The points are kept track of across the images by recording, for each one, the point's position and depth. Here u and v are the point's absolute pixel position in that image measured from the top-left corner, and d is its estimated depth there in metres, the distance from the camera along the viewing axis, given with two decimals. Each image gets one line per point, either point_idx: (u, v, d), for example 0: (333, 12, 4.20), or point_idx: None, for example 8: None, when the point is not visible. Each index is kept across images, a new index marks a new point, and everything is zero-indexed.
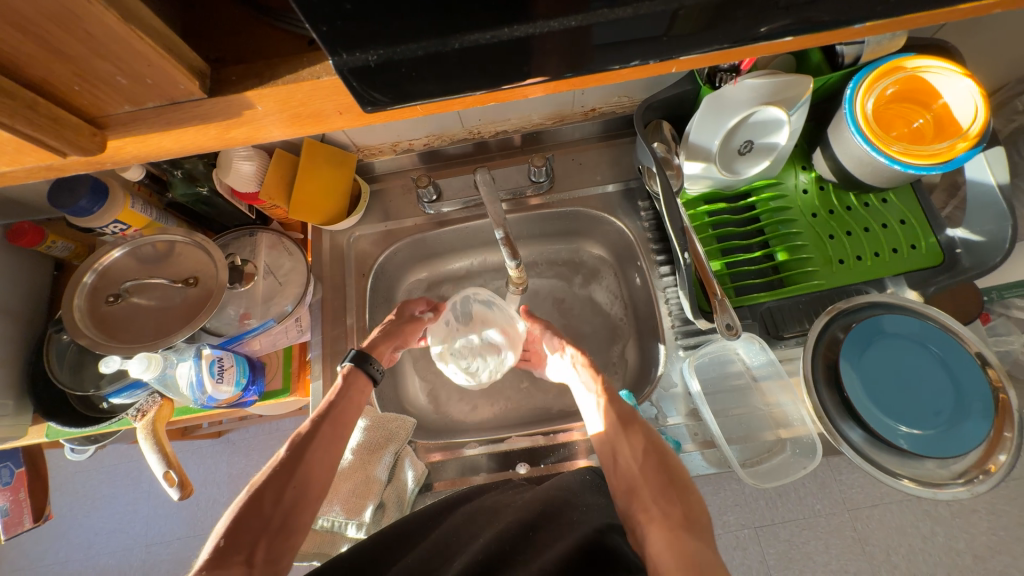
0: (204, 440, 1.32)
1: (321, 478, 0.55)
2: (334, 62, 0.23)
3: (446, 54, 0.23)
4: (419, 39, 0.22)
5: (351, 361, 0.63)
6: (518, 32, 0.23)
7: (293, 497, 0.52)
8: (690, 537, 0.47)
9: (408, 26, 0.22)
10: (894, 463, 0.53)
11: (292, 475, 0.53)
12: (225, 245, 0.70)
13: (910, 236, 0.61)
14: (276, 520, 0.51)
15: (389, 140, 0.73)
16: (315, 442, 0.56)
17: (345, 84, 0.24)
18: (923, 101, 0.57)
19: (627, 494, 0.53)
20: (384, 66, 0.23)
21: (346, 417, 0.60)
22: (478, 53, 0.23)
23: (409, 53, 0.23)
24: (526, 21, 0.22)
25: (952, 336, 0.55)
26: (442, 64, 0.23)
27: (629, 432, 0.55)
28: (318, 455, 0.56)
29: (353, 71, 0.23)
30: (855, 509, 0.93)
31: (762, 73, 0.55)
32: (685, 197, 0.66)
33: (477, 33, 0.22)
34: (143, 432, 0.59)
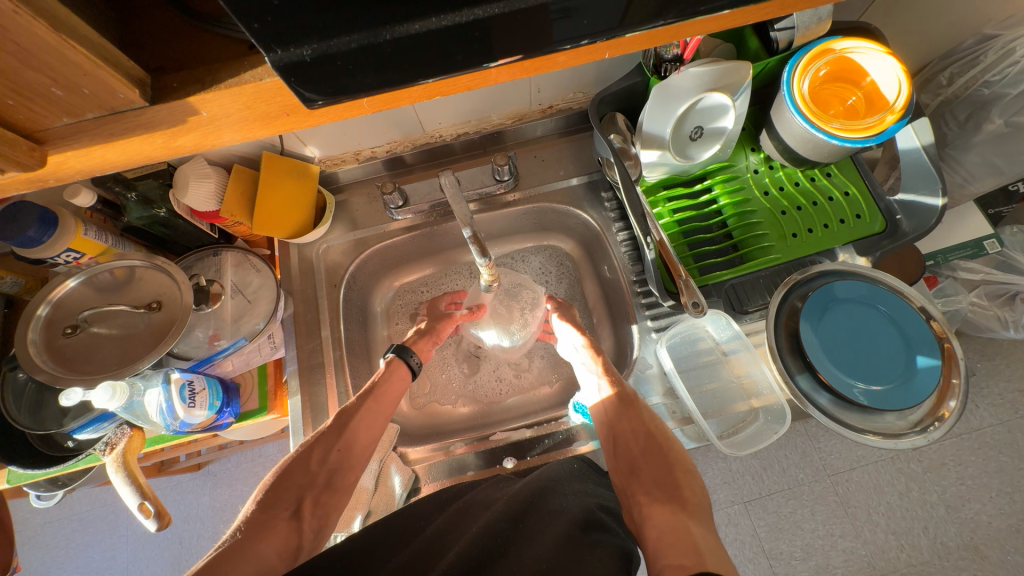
0: (183, 475, 1.27)
1: (363, 447, 0.59)
2: (270, 59, 0.23)
3: (379, 45, 0.24)
4: (351, 32, 0.23)
5: (393, 352, 0.67)
6: (446, 21, 0.23)
7: (337, 460, 0.57)
8: (693, 523, 0.47)
9: (339, 19, 0.22)
10: (859, 422, 0.55)
11: (336, 441, 0.57)
12: (189, 267, 0.69)
13: (855, 206, 0.65)
14: (321, 477, 0.56)
15: (351, 148, 0.74)
16: (364, 412, 0.60)
17: (284, 82, 0.25)
18: (853, 79, 0.61)
19: (627, 476, 0.55)
20: (319, 60, 0.24)
21: (387, 398, 0.63)
22: (411, 44, 0.24)
23: (343, 47, 0.23)
24: (454, 10, 0.23)
25: (899, 297, 0.59)
26: (376, 55, 0.24)
27: (629, 414, 0.58)
28: (362, 429, 0.59)
29: (290, 67, 0.24)
30: (835, 474, 0.97)
31: (704, 61, 0.57)
32: (645, 184, 0.68)
33: (407, 24, 0.23)
34: (114, 466, 0.57)
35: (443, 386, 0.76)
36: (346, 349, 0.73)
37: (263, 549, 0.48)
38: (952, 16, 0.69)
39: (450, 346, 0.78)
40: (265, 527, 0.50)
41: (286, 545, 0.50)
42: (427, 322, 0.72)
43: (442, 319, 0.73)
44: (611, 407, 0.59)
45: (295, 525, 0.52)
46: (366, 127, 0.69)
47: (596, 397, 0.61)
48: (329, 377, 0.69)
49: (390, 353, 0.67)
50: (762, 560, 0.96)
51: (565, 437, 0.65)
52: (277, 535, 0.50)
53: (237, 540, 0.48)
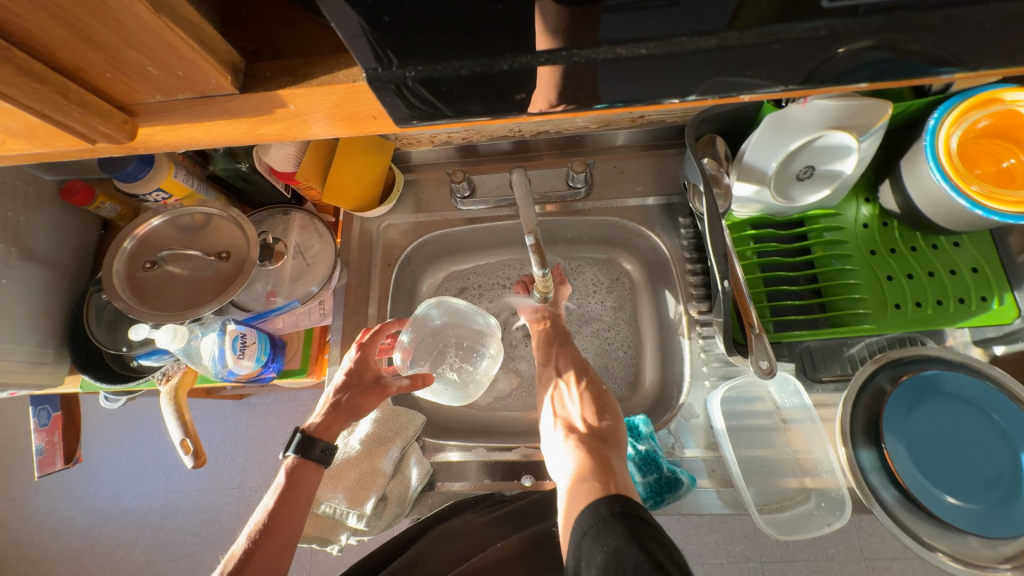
0: (226, 401, 1.37)
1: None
2: (369, 75, 0.22)
3: (492, 75, 0.22)
4: (461, 58, 0.22)
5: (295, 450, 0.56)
6: (575, 57, 0.22)
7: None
8: (611, 454, 0.55)
9: (453, 44, 0.21)
10: (932, 536, 0.48)
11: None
12: (260, 222, 0.72)
13: (982, 287, 0.55)
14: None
15: (427, 132, 0.71)
16: (263, 552, 0.51)
17: (370, 92, 0.23)
18: (1018, 139, 0.51)
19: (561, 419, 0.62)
20: (421, 83, 0.22)
21: (291, 520, 0.53)
22: (529, 76, 0.22)
23: (450, 72, 0.22)
24: (586, 47, 0.21)
25: (1020, 408, 0.49)
26: (486, 85, 0.23)
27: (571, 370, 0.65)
28: (263, 564, 0.50)
29: (393, 85, 0.22)
30: (874, 561, 0.87)
31: (834, 93, 0.50)
32: (730, 219, 0.62)
33: (525, 57, 0.22)
34: (166, 397, 0.61)
35: None
36: None
37: None
38: None
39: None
40: None
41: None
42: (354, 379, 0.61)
43: (366, 390, 0.61)
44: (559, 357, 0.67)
45: None
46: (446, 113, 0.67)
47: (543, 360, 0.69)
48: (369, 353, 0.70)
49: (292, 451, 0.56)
50: None
51: None
52: None
53: None
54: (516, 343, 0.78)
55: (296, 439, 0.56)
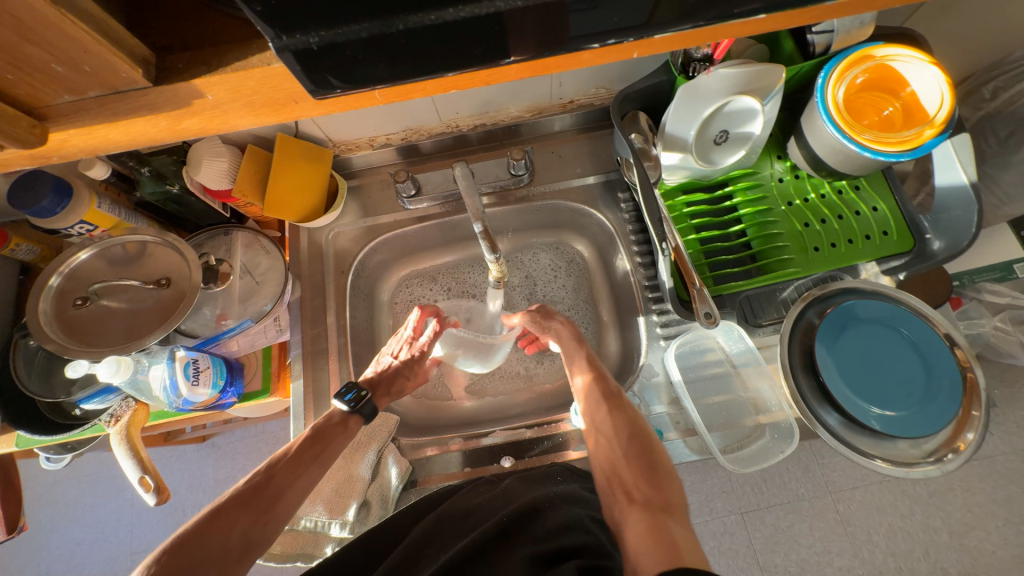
0: (188, 445, 1.29)
1: (282, 518, 0.53)
2: (275, 44, 0.22)
3: (391, 35, 0.22)
4: (360, 21, 0.22)
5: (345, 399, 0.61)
6: (463, 12, 0.22)
7: (259, 532, 0.51)
8: (672, 522, 0.49)
9: (349, 8, 0.21)
10: (870, 447, 0.54)
11: (264, 497, 0.53)
12: (199, 245, 0.69)
13: (882, 222, 0.62)
14: (235, 549, 0.49)
15: (365, 134, 0.73)
16: (299, 472, 0.56)
17: (285, 71, 0.24)
18: (892, 89, 0.58)
19: (608, 476, 0.56)
20: (326, 48, 0.22)
21: (328, 455, 0.58)
22: (428, 33, 0.23)
23: (352, 35, 0.22)
24: (472, 1, 0.22)
25: (924, 321, 0.56)
26: (389, 45, 0.23)
27: (614, 415, 0.58)
28: (294, 486, 0.55)
29: (296, 53, 0.22)
30: (838, 492, 0.95)
31: (735, 62, 0.55)
32: (663, 188, 0.66)
33: (421, 14, 0.22)
34: (117, 437, 0.58)
35: (446, 379, 0.76)
36: (350, 337, 0.72)
37: None
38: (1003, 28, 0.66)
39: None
40: None
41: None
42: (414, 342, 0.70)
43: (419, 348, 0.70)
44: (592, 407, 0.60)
45: None
46: (382, 114, 0.68)
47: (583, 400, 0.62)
48: (333, 363, 0.70)
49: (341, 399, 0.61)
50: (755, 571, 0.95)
51: (565, 439, 0.64)
52: None
53: None
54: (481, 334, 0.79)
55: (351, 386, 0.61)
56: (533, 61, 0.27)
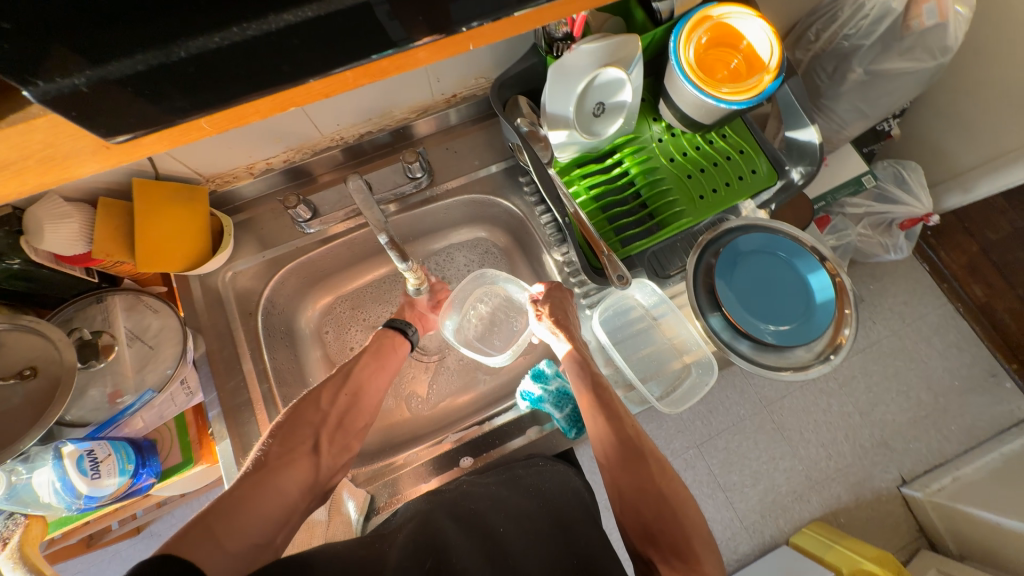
0: (121, 543, 1.14)
1: (371, 394, 0.63)
2: (31, 93, 0.20)
3: (174, 64, 0.22)
4: (133, 54, 0.21)
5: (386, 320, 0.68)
6: (249, 31, 0.22)
7: (347, 402, 0.61)
8: None
9: (114, 40, 0.20)
10: (775, 361, 0.61)
11: (343, 382, 0.61)
12: (67, 320, 0.60)
13: (750, 162, 0.69)
14: (333, 417, 0.60)
15: (242, 162, 0.67)
16: (366, 362, 0.64)
17: (72, 121, 0.22)
18: (731, 43, 0.64)
19: (641, 541, 0.51)
20: (98, 88, 0.21)
21: (389, 344, 0.66)
22: (216, 57, 0.22)
23: (125, 70, 0.21)
24: (255, 19, 0.21)
25: (797, 243, 0.64)
26: (176, 74, 0.22)
27: (635, 469, 0.54)
28: (369, 376, 0.63)
29: (63, 99, 0.21)
30: (769, 404, 1.07)
31: (594, 36, 0.57)
32: (558, 165, 0.68)
33: (201, 39, 0.21)
34: (9, 562, 0.48)
35: (391, 396, 0.74)
36: (275, 380, 0.67)
37: (286, 481, 0.53)
38: None
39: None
40: (288, 460, 0.54)
41: (306, 480, 0.54)
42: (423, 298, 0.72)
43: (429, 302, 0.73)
44: (611, 454, 0.55)
45: (314, 460, 0.56)
46: (254, 138, 0.63)
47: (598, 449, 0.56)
48: (261, 412, 0.64)
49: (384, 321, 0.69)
50: (719, 495, 1.04)
51: (517, 426, 0.65)
52: (299, 468, 0.54)
53: (262, 467, 0.52)
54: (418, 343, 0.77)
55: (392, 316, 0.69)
56: (378, 62, 0.26)
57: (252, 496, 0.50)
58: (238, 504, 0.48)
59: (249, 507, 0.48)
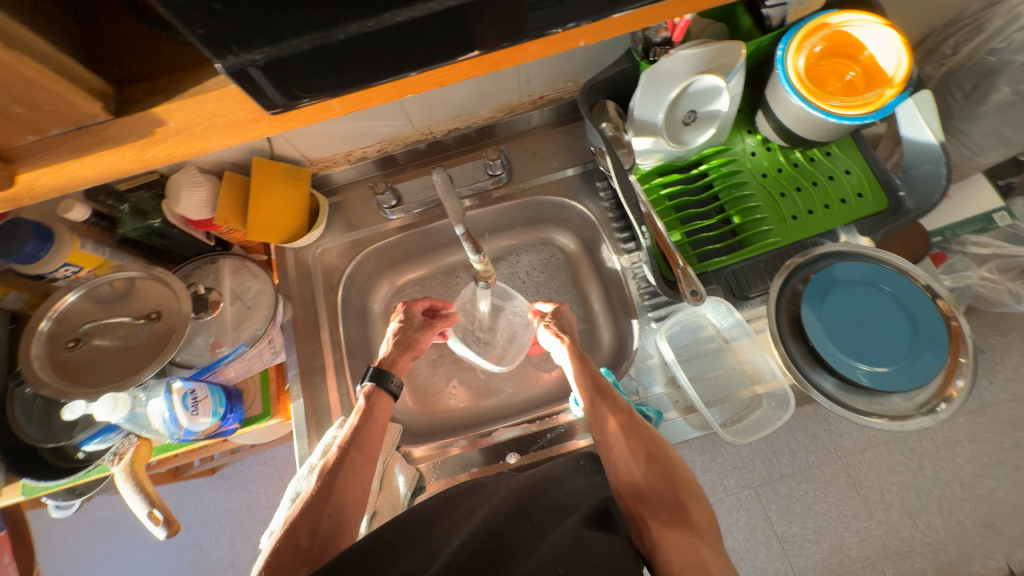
0: (198, 479, 1.29)
1: (356, 503, 0.54)
2: (222, 66, 0.22)
3: (334, 46, 0.22)
4: (300, 34, 0.21)
5: (370, 380, 0.62)
6: (400, 17, 0.22)
7: (330, 526, 0.52)
8: (704, 546, 0.47)
9: (288, 21, 0.21)
10: (864, 404, 0.55)
11: (324, 508, 0.52)
12: (187, 276, 0.70)
13: (856, 184, 0.63)
14: (315, 549, 0.50)
15: (341, 149, 0.73)
16: (351, 461, 0.56)
17: (244, 91, 0.23)
18: (851, 54, 0.59)
19: (633, 501, 0.51)
20: (272, 65, 0.22)
21: (371, 438, 0.58)
22: (370, 40, 0.22)
23: (296, 49, 0.22)
24: (406, 5, 0.21)
25: (904, 277, 0.57)
26: (334, 55, 0.23)
27: (629, 435, 0.54)
28: (350, 479, 0.55)
29: (244, 72, 0.22)
30: (847, 456, 0.95)
31: (694, 42, 0.56)
32: (639, 172, 0.67)
33: (360, 23, 0.21)
34: (123, 476, 0.58)
35: (446, 383, 0.76)
36: (346, 351, 0.72)
37: None
38: None
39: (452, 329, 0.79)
40: None
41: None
42: (403, 334, 0.67)
43: (422, 330, 0.69)
44: (607, 424, 0.55)
45: None
46: (355, 128, 0.68)
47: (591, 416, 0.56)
48: (330, 379, 0.70)
49: (368, 382, 0.63)
50: (774, 544, 0.95)
51: (567, 430, 0.65)
52: None
53: None
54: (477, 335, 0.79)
55: (371, 370, 0.63)
56: (485, 55, 0.27)
57: None
58: None
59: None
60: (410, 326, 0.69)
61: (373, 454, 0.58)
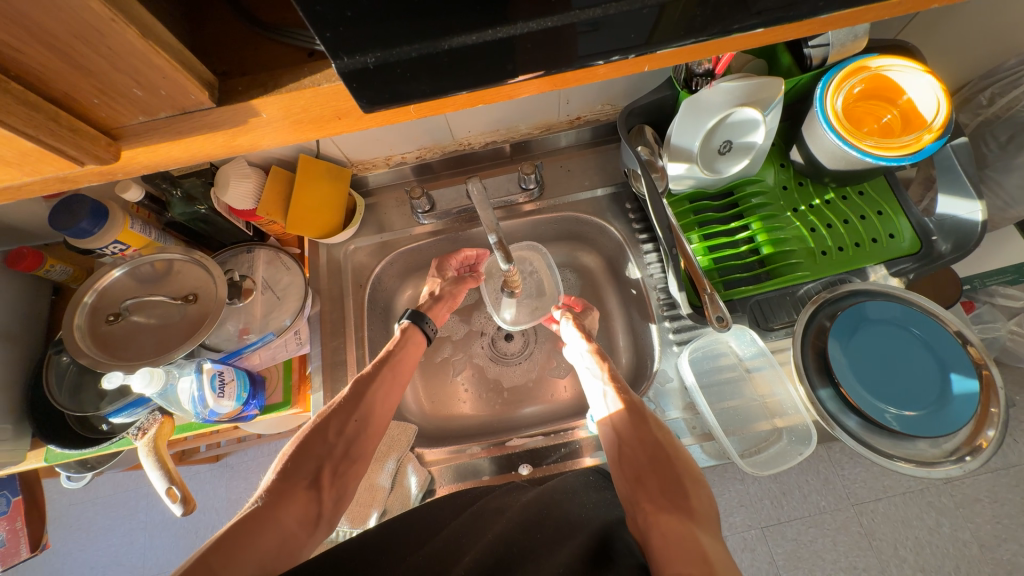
0: (201, 466, 1.30)
1: (379, 417, 0.60)
2: (336, 66, 0.23)
3: (437, 56, 0.23)
4: (411, 41, 0.22)
5: (409, 319, 0.70)
6: (501, 33, 0.23)
7: (354, 430, 0.58)
8: (701, 532, 0.46)
9: (400, 28, 0.22)
10: (889, 447, 0.54)
11: (353, 411, 0.58)
12: (223, 262, 0.72)
13: (888, 226, 0.63)
14: (339, 448, 0.56)
15: (382, 154, 0.76)
16: (382, 379, 0.63)
17: (347, 89, 0.24)
18: (889, 97, 0.60)
19: (633, 486, 0.53)
20: (380, 68, 0.23)
21: (403, 363, 0.65)
22: (467, 55, 0.24)
23: (403, 56, 0.23)
24: (506, 22, 0.23)
25: (935, 321, 0.57)
26: (434, 66, 0.24)
27: (635, 423, 0.57)
28: (380, 395, 0.61)
29: (353, 74, 0.23)
30: (860, 504, 0.92)
31: (736, 76, 0.57)
32: (670, 197, 0.68)
33: (465, 36, 0.23)
34: (145, 450, 0.59)
35: (458, 388, 0.77)
36: (368, 349, 0.74)
37: (284, 517, 0.49)
38: (993, 36, 0.68)
39: (468, 336, 0.80)
40: (284, 496, 0.51)
41: (306, 514, 0.51)
42: (441, 288, 0.75)
43: (456, 284, 0.76)
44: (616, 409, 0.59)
45: (313, 495, 0.52)
46: (398, 133, 0.71)
47: (605, 412, 0.60)
48: (351, 375, 0.71)
49: (406, 320, 0.70)
50: None
51: (581, 447, 0.64)
52: (296, 503, 0.51)
53: (260, 506, 0.49)
54: (493, 343, 0.80)
55: (410, 311, 0.70)
56: (545, 78, 0.28)
57: (251, 530, 0.46)
58: (232, 545, 0.44)
59: (254, 538, 0.45)
60: (444, 283, 0.76)
61: (400, 379, 0.64)
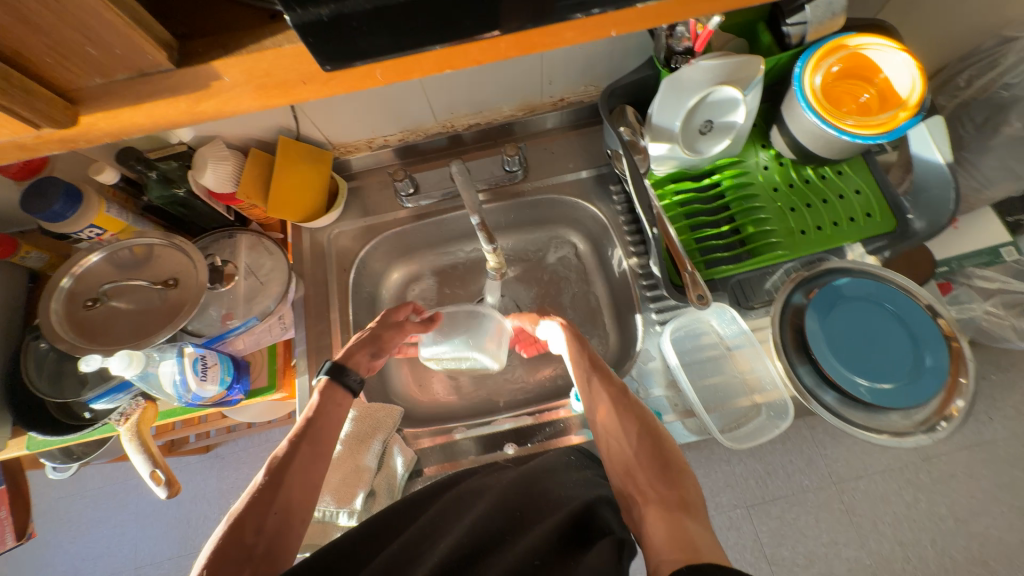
0: (191, 456, 1.30)
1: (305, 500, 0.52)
2: (290, 19, 0.23)
3: (391, 8, 0.23)
4: None
5: (327, 373, 0.60)
6: None
7: (277, 523, 0.49)
8: (690, 522, 0.45)
9: None
10: (863, 419, 0.56)
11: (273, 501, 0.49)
12: (205, 248, 0.71)
13: (865, 203, 0.64)
14: (260, 549, 0.47)
15: (364, 135, 0.75)
16: (316, 450, 0.55)
17: (304, 44, 0.24)
18: (867, 76, 0.60)
19: (624, 479, 0.53)
20: (335, 22, 0.23)
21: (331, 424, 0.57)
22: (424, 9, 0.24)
23: (357, 8, 0.23)
24: None
25: (908, 296, 0.58)
26: (388, 18, 0.24)
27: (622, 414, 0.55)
28: (300, 475, 0.52)
29: (307, 27, 0.23)
30: (841, 482, 0.95)
31: (715, 54, 0.57)
32: (653, 178, 0.69)
33: None
34: (128, 435, 0.59)
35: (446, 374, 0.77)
36: (353, 332, 0.74)
37: None
38: (968, 18, 0.69)
39: None
40: None
41: None
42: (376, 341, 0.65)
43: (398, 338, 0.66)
44: (607, 412, 0.56)
45: None
46: (379, 115, 0.70)
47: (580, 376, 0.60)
48: None
49: (325, 375, 0.60)
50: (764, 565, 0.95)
51: (566, 426, 0.65)
52: None
53: None
54: None
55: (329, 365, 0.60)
56: (508, 38, 0.28)
57: None
58: None
59: None
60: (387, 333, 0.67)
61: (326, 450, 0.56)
